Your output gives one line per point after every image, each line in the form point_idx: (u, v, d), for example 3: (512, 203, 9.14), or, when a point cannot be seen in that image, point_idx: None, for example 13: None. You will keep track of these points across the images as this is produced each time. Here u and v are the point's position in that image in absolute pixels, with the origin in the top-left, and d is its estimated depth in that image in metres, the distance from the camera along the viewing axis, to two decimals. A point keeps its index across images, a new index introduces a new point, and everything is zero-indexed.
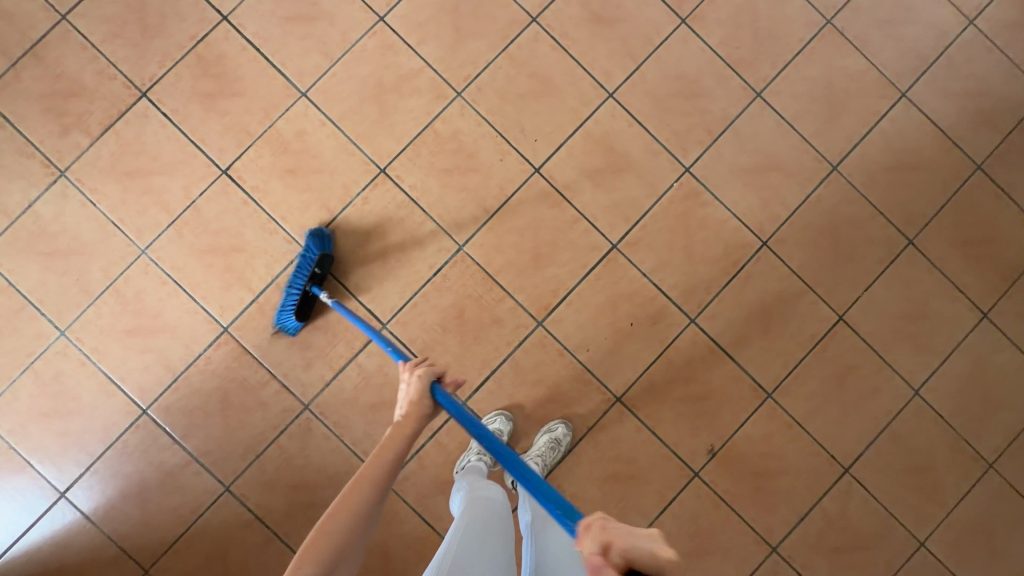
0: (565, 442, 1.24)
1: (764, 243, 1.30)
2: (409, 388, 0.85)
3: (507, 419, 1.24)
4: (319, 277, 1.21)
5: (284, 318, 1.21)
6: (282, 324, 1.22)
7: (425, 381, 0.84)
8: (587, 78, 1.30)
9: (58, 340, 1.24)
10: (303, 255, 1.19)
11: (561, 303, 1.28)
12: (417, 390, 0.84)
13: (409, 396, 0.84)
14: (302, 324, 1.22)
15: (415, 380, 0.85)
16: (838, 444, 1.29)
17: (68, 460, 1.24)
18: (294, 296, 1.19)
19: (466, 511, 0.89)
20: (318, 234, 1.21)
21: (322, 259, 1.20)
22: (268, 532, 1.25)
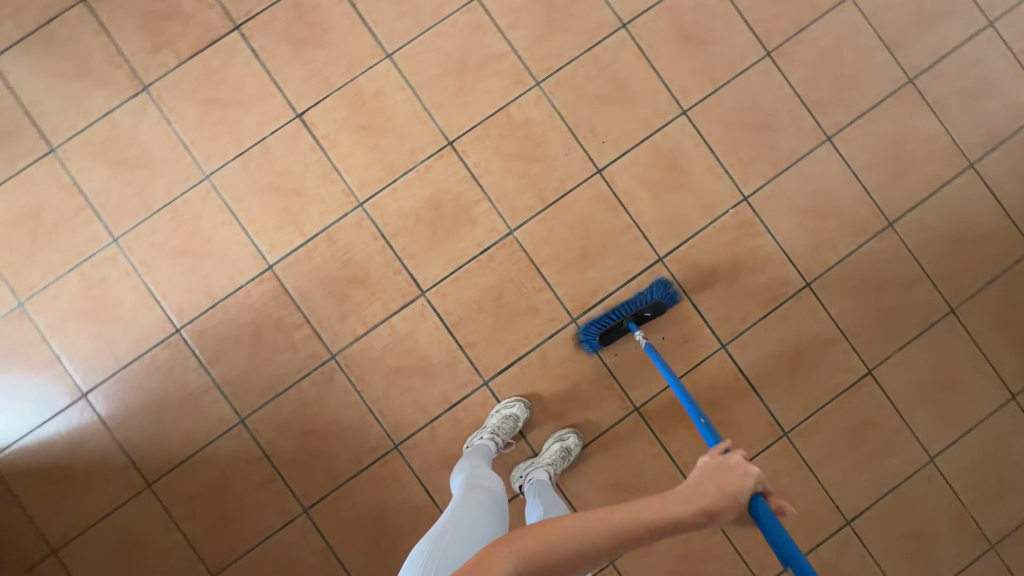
0: (575, 452, 1.23)
1: (808, 284, 1.31)
2: (728, 478, 0.69)
3: (524, 407, 1.25)
4: (642, 316, 1.25)
5: (586, 338, 1.26)
6: (582, 343, 1.28)
7: (750, 489, 0.68)
8: (664, 91, 1.32)
9: (109, 246, 1.27)
10: (641, 295, 1.26)
11: (598, 304, 1.30)
12: (735, 490, 0.67)
13: (718, 478, 0.68)
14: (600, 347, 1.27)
15: (739, 482, 0.68)
16: (844, 496, 1.29)
17: (95, 363, 1.26)
18: (607, 321, 1.25)
19: (461, 498, 0.91)
20: (667, 284, 1.27)
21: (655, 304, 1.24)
22: (272, 472, 1.27)
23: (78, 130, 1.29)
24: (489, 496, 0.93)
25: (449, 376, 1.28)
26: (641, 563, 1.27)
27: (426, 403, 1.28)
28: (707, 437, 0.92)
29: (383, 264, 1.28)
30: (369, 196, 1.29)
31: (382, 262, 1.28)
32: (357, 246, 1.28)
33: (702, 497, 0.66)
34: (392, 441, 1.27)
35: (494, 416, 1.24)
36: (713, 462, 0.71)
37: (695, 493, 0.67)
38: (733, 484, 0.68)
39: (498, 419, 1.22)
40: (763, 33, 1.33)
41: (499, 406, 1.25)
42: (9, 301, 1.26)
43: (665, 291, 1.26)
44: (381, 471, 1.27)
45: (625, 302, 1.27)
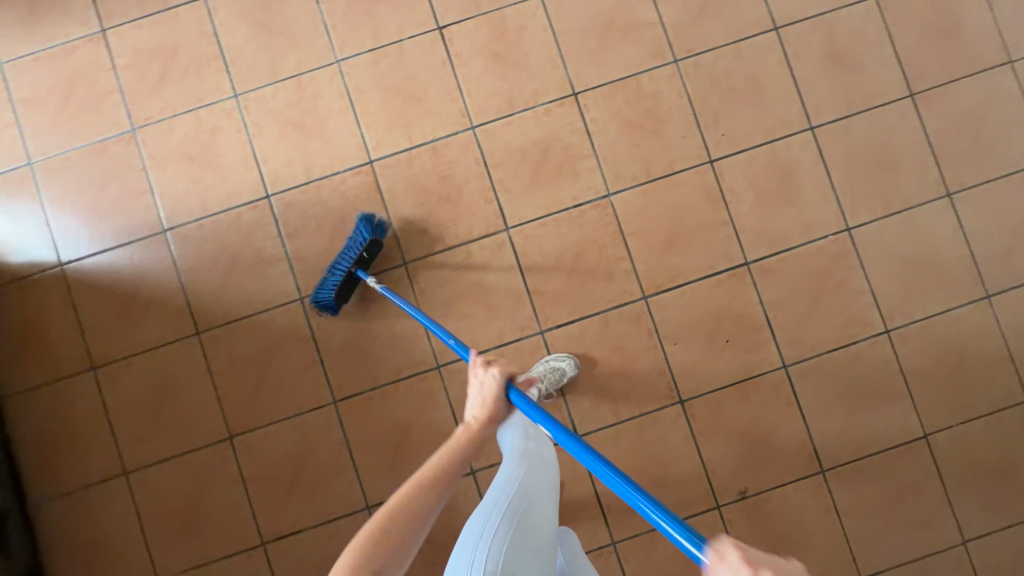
0: None
1: (887, 331, 1.28)
2: (485, 391, 0.81)
3: (573, 364, 1.25)
4: (363, 260, 1.22)
5: (324, 303, 1.23)
6: (320, 308, 1.25)
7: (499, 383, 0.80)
8: (797, 104, 1.30)
9: (228, 100, 1.29)
10: (353, 238, 1.22)
11: (673, 289, 1.28)
12: (491, 396, 0.80)
13: (482, 395, 0.81)
14: (337, 309, 1.24)
15: (491, 387, 0.80)
16: (864, 551, 1.25)
17: (184, 205, 1.29)
18: (336, 279, 1.21)
19: (511, 476, 0.78)
20: (371, 217, 1.22)
21: (370, 244, 1.21)
22: (315, 356, 1.28)
23: None
24: (547, 479, 0.79)
25: (509, 315, 1.28)
26: (643, 551, 1.26)
27: (479, 335, 1.28)
28: (458, 352, 0.96)
29: (478, 190, 1.29)
30: (484, 122, 1.30)
31: (477, 188, 1.29)
32: (458, 166, 1.29)
33: (475, 415, 0.80)
34: (436, 361, 1.27)
35: (541, 363, 1.24)
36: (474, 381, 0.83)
37: (469, 421, 0.79)
38: (488, 393, 0.80)
39: (545, 367, 1.21)
40: (913, 74, 1.30)
41: (547, 357, 1.25)
42: (124, 125, 1.30)
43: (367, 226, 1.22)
44: (418, 386, 1.27)
45: (340, 254, 1.22)
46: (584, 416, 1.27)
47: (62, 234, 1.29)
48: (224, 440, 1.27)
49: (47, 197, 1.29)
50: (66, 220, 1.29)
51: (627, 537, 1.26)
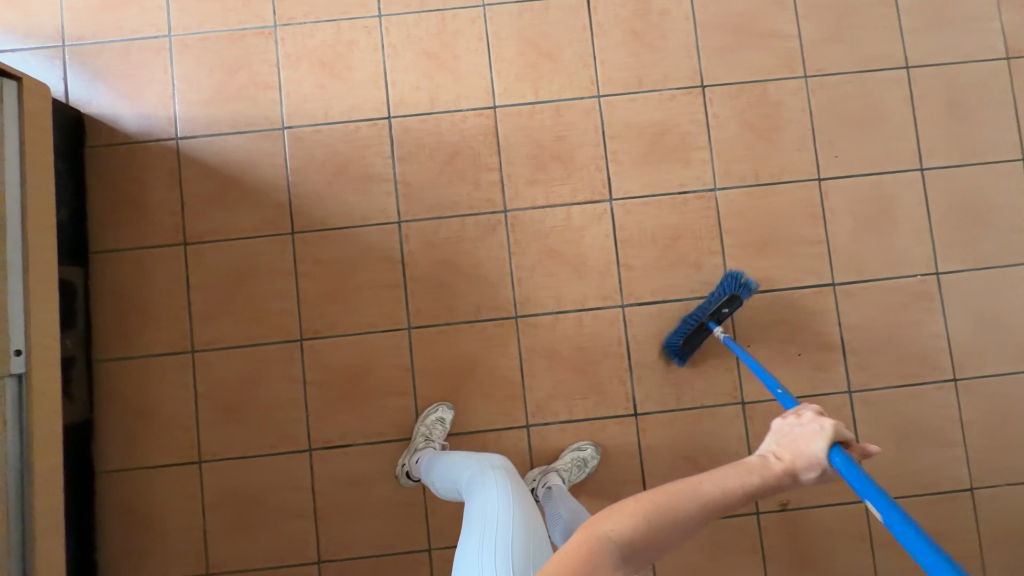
0: (591, 465, 1.25)
1: (954, 379, 1.30)
2: (800, 437, 0.62)
3: (447, 408, 1.26)
4: (721, 314, 1.20)
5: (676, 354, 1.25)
6: (675, 358, 1.26)
7: (831, 438, 0.61)
8: (913, 143, 1.33)
9: (372, 18, 1.33)
10: (715, 294, 1.23)
11: (757, 293, 1.30)
12: (814, 454, 0.60)
13: (792, 439, 0.62)
14: (687, 356, 1.24)
15: (822, 448, 0.61)
16: None
17: (307, 108, 1.31)
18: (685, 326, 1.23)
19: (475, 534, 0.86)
20: (737, 277, 1.22)
21: (730, 298, 1.20)
22: (400, 279, 1.30)
23: None
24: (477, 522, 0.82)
25: (595, 283, 1.30)
26: None
27: (562, 294, 1.30)
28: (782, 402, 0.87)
29: (591, 156, 1.32)
30: (610, 93, 1.33)
31: (590, 155, 1.32)
32: (577, 129, 1.32)
33: (776, 457, 0.61)
34: (515, 310, 1.29)
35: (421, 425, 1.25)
36: (783, 425, 0.66)
37: (767, 453, 0.62)
38: (809, 446, 0.61)
39: (426, 427, 1.23)
40: None
41: (425, 415, 1.26)
42: (266, 19, 1.32)
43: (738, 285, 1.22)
44: (492, 331, 1.29)
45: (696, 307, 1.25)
46: (646, 395, 1.28)
47: (182, 108, 1.31)
48: (294, 341, 1.29)
49: (176, 70, 1.32)
50: (190, 96, 1.31)
51: None
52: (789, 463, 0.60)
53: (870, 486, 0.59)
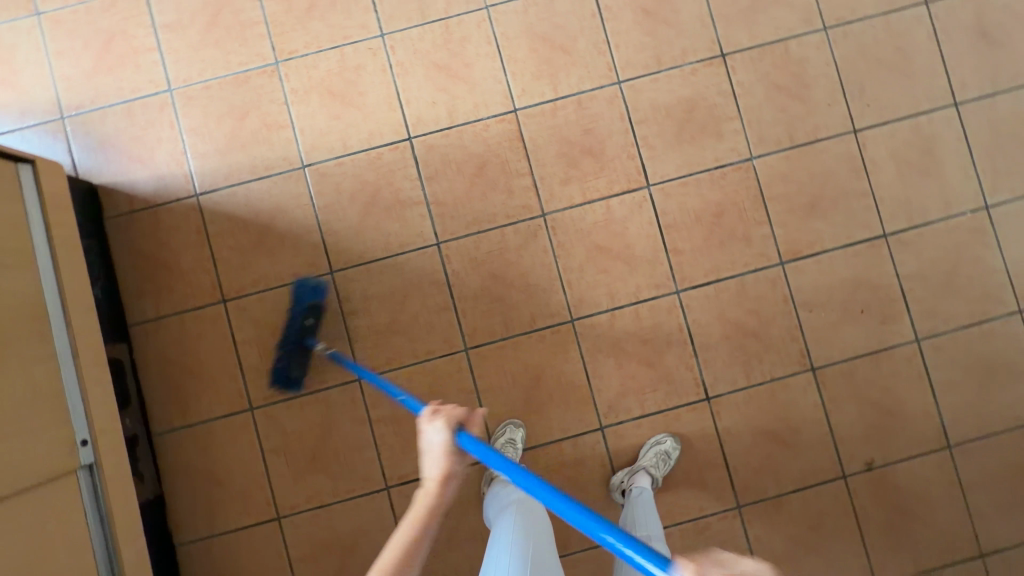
0: (673, 455, 1.22)
1: (1019, 310, 1.28)
2: (436, 447, 0.70)
3: (516, 426, 1.24)
4: (307, 323, 1.21)
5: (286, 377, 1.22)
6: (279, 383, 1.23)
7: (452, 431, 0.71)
8: (944, 79, 1.30)
9: (375, 38, 1.28)
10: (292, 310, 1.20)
11: (810, 256, 1.28)
12: (449, 452, 0.69)
13: (435, 451, 0.70)
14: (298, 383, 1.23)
15: (449, 442, 0.70)
16: (985, 527, 1.26)
17: (325, 142, 1.27)
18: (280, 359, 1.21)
19: None
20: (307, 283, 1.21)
21: (310, 309, 1.20)
22: (449, 301, 1.27)
23: None
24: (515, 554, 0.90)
25: (646, 272, 1.27)
26: (767, 516, 1.25)
27: (615, 289, 1.27)
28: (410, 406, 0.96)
29: (621, 145, 1.28)
30: (630, 77, 1.29)
31: (620, 144, 1.28)
32: (603, 120, 1.28)
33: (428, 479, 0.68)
34: (570, 313, 1.27)
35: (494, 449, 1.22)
36: (425, 440, 0.72)
37: (426, 480, 0.68)
38: (442, 447, 0.70)
39: (499, 450, 1.21)
40: None
41: (496, 438, 1.23)
42: (267, 57, 1.28)
43: (307, 289, 1.22)
44: (551, 339, 1.26)
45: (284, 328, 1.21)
46: (716, 377, 1.26)
47: (197, 163, 1.27)
48: (353, 381, 1.26)
49: (184, 124, 1.27)
50: (202, 148, 1.27)
51: (753, 502, 1.26)
52: (444, 470, 0.68)
53: (494, 454, 0.73)
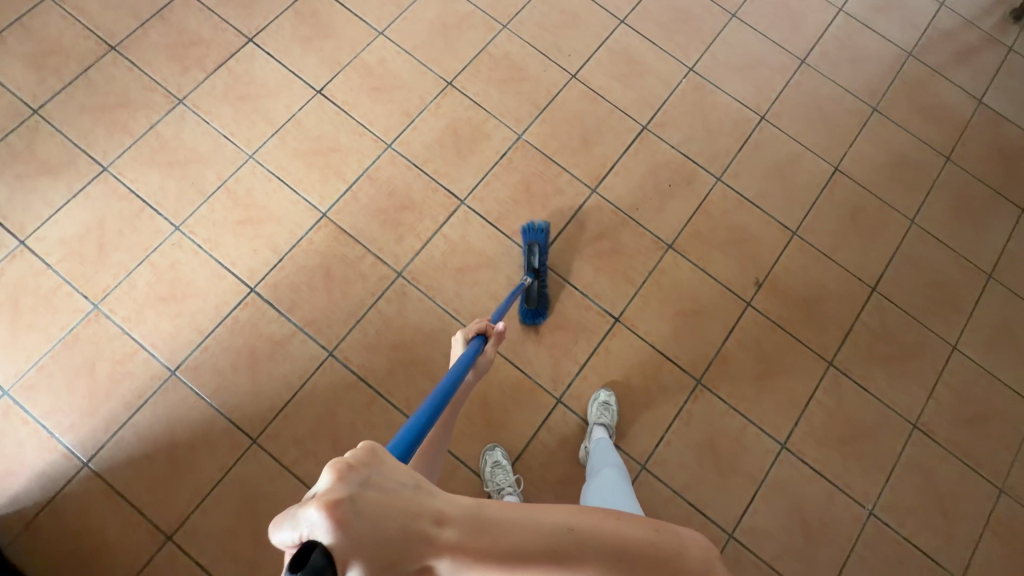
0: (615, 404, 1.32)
1: (762, 117, 1.60)
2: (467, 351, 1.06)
3: (495, 449, 1.29)
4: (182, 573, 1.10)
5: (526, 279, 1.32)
6: None
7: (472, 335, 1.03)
8: (603, 11, 1.66)
9: (173, 234, 1.37)
10: None
11: (609, 173, 1.51)
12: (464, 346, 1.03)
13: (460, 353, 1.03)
14: None
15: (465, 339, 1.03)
16: (862, 269, 1.50)
17: (181, 340, 1.30)
18: None
19: None
20: None
21: None
22: (372, 391, 1.31)
23: (126, 146, 1.42)
24: None
25: (507, 262, 1.42)
26: (724, 373, 1.39)
27: (494, 290, 1.40)
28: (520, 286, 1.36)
29: (423, 187, 1.46)
30: (396, 137, 1.49)
31: (422, 186, 1.46)
32: (396, 179, 1.46)
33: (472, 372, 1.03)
34: None
35: (485, 478, 1.26)
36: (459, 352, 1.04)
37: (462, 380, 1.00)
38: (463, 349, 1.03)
39: (491, 476, 1.25)
40: None
41: (483, 468, 1.27)
42: (83, 307, 1.30)
43: (536, 231, 1.40)
44: None
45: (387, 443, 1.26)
46: (613, 300, 1.42)
47: (70, 436, 1.23)
48: None
49: (37, 412, 1.24)
50: (67, 421, 1.24)
51: (706, 371, 1.39)
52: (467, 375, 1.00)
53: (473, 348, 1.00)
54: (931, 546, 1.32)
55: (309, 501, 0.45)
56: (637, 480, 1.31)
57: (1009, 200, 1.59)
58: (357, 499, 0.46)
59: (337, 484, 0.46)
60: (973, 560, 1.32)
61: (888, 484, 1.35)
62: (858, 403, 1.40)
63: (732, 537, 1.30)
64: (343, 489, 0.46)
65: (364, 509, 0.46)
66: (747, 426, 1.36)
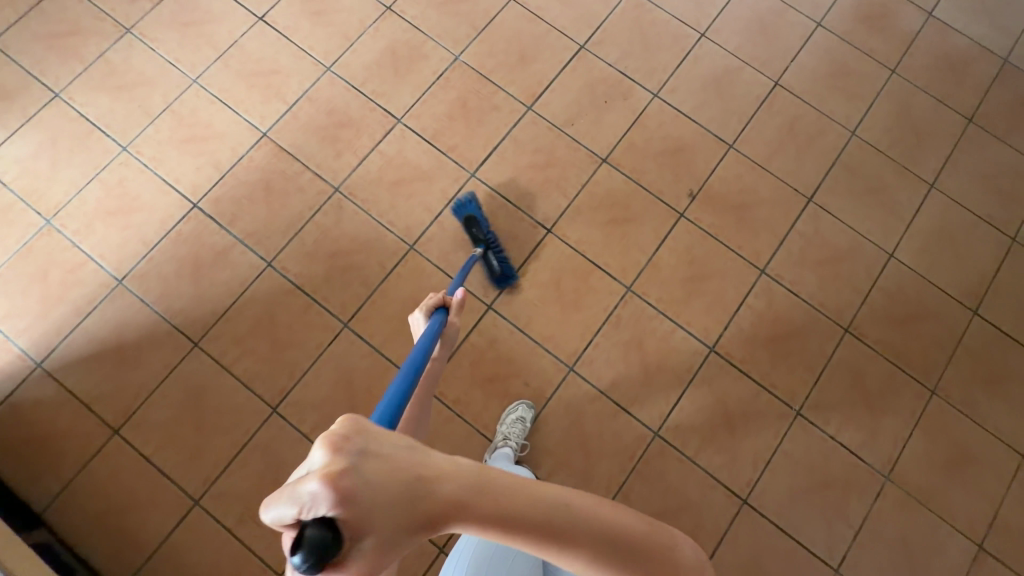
0: None
1: (702, 34, 1.60)
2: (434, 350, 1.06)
3: (528, 406, 1.31)
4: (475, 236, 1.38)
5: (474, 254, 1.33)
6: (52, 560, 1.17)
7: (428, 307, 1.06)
8: None
9: (120, 154, 1.43)
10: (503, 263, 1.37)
11: (546, 91, 1.53)
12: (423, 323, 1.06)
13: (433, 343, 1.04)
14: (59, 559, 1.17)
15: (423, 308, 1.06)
16: (799, 179, 1.50)
17: (128, 251, 1.37)
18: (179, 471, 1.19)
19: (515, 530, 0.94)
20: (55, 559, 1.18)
21: None
22: (309, 298, 1.37)
23: (77, 73, 1.48)
24: None
25: (442, 175, 1.46)
26: (654, 280, 1.41)
27: (429, 203, 1.44)
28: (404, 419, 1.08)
29: (361, 106, 1.49)
30: (335, 60, 1.52)
31: (360, 105, 1.50)
32: (335, 99, 1.49)
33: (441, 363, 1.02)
34: (408, 243, 1.41)
35: (503, 423, 1.29)
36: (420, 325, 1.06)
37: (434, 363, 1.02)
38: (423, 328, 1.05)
39: (508, 424, 1.27)
40: None
41: (505, 414, 1.30)
42: (37, 223, 1.38)
43: (465, 204, 1.41)
44: (406, 269, 1.39)
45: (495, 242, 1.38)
46: (546, 212, 1.44)
47: (24, 339, 1.31)
48: (271, 415, 1.29)
49: None
50: (23, 324, 1.32)
51: (637, 278, 1.41)
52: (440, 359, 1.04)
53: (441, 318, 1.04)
54: (857, 443, 1.34)
55: (307, 479, 0.41)
56: (564, 381, 1.35)
57: (954, 110, 1.58)
58: (347, 464, 0.42)
59: (332, 451, 0.42)
60: (901, 457, 1.34)
61: (817, 385, 1.37)
62: (789, 308, 1.41)
63: (658, 434, 1.33)
64: (340, 457, 0.42)
65: (379, 482, 0.42)
66: (676, 330, 1.39)
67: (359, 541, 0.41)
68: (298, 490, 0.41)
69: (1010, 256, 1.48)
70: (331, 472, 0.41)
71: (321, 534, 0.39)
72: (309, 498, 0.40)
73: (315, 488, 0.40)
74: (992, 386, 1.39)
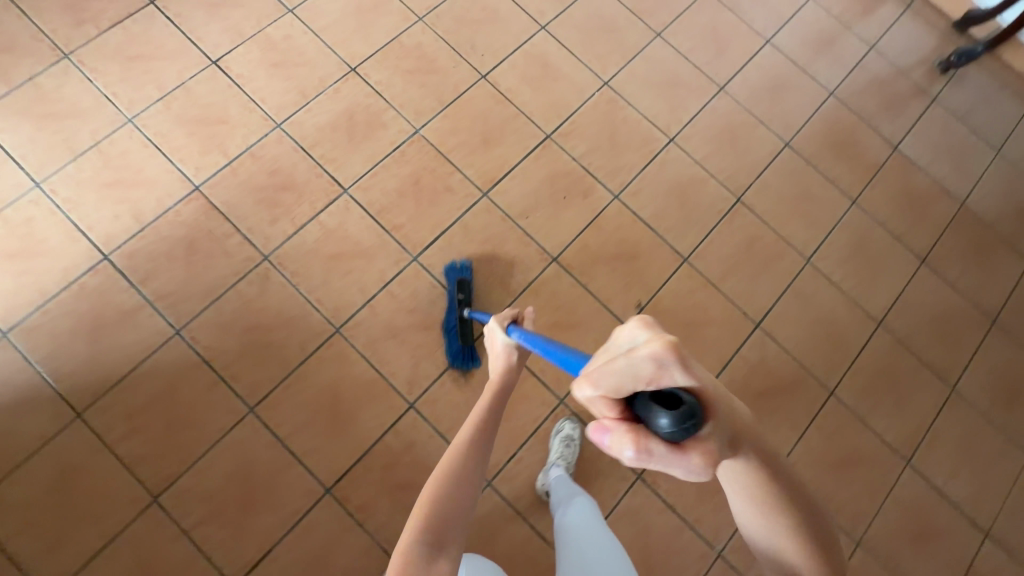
0: None
1: (671, 139, 1.57)
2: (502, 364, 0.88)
3: None
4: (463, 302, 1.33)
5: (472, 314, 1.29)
6: None
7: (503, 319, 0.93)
8: (524, 15, 1.63)
9: (32, 191, 1.31)
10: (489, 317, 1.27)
11: (505, 177, 1.48)
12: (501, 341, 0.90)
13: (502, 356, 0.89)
14: None
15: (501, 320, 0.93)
16: (749, 301, 1.47)
17: (20, 300, 1.25)
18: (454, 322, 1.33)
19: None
20: None
21: None
22: (215, 375, 1.26)
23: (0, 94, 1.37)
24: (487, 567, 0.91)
25: (383, 255, 1.38)
26: None
27: (364, 283, 1.35)
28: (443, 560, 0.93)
29: (306, 170, 1.41)
30: (288, 117, 1.44)
31: (306, 169, 1.41)
32: (281, 158, 1.41)
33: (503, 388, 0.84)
34: (334, 324, 1.32)
35: None
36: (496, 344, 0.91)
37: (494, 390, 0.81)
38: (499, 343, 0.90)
39: None
40: None
41: None
42: None
43: (457, 270, 1.37)
44: (329, 353, 1.30)
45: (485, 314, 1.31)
46: (486, 308, 1.37)
47: None
48: (151, 504, 1.17)
49: None
50: None
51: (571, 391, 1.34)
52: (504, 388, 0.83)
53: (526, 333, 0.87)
54: None
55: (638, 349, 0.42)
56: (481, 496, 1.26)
57: (909, 248, 1.58)
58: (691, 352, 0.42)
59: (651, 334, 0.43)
60: None
61: None
62: None
63: None
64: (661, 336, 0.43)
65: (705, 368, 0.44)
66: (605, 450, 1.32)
67: (706, 421, 0.43)
68: (638, 363, 0.41)
69: (949, 405, 1.47)
70: (666, 343, 0.41)
71: (690, 401, 0.41)
72: (652, 370, 0.41)
73: (657, 357, 0.41)
74: (919, 542, 1.36)
